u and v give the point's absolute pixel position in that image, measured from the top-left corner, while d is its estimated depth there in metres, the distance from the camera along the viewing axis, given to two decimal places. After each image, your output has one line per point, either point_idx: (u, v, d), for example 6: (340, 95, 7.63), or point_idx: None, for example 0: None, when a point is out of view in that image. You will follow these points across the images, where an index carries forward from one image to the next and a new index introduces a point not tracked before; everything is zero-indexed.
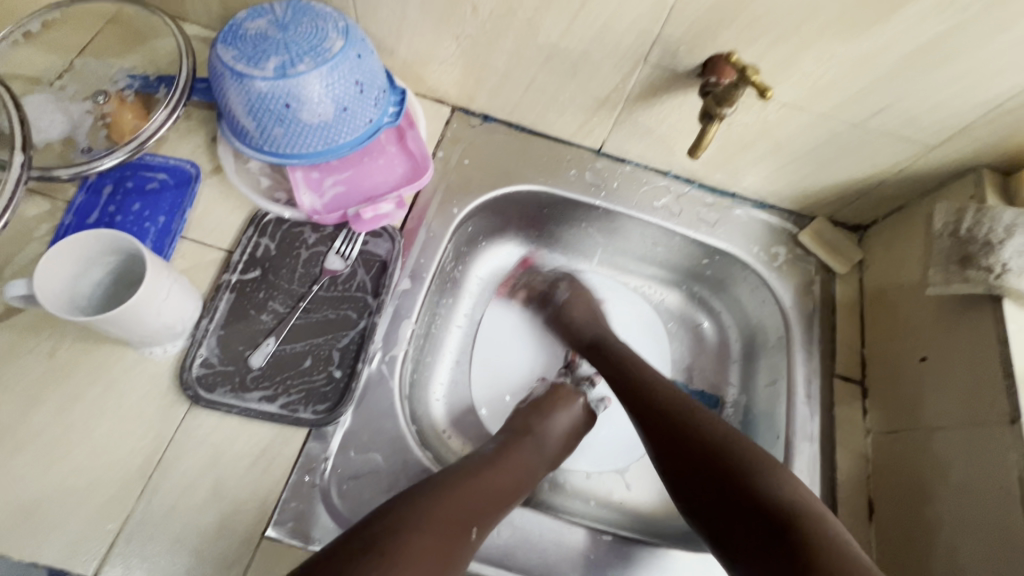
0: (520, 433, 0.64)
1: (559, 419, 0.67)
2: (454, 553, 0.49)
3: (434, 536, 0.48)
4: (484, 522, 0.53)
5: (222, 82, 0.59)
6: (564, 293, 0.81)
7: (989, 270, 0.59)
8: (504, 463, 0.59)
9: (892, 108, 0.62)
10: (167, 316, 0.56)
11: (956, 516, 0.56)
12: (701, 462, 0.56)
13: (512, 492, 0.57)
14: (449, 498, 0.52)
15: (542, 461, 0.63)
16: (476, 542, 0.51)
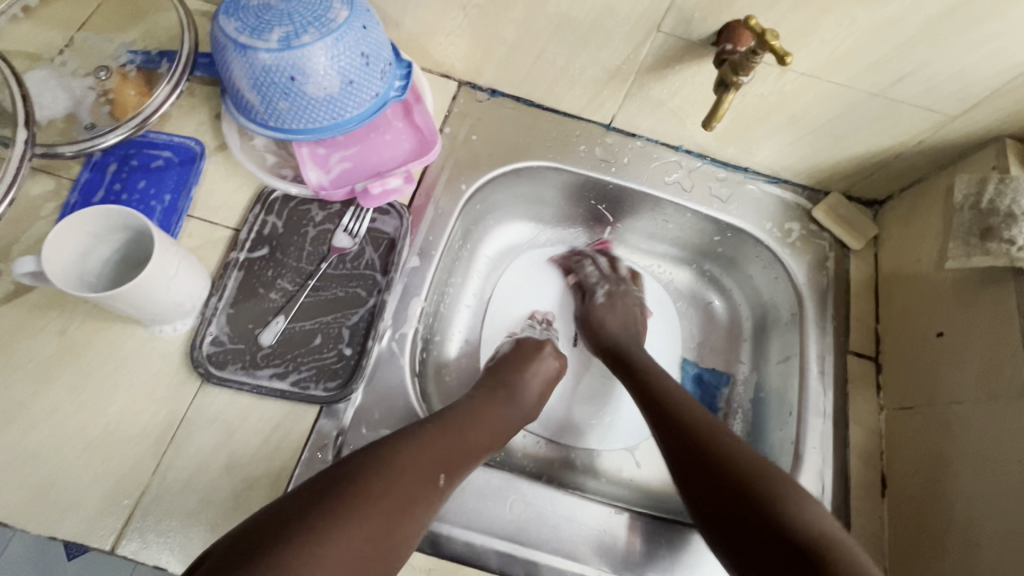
0: (498, 389, 0.64)
1: (534, 372, 0.68)
2: (421, 501, 0.48)
3: (401, 484, 0.47)
4: (452, 471, 0.52)
5: (225, 54, 0.58)
6: (602, 296, 0.80)
7: (1010, 243, 0.57)
8: (484, 418, 0.59)
9: (913, 76, 0.60)
10: (177, 294, 0.56)
11: (972, 490, 0.56)
12: (720, 480, 0.53)
13: (484, 449, 0.57)
14: (417, 446, 0.51)
15: (515, 415, 0.64)
16: (443, 489, 0.51)
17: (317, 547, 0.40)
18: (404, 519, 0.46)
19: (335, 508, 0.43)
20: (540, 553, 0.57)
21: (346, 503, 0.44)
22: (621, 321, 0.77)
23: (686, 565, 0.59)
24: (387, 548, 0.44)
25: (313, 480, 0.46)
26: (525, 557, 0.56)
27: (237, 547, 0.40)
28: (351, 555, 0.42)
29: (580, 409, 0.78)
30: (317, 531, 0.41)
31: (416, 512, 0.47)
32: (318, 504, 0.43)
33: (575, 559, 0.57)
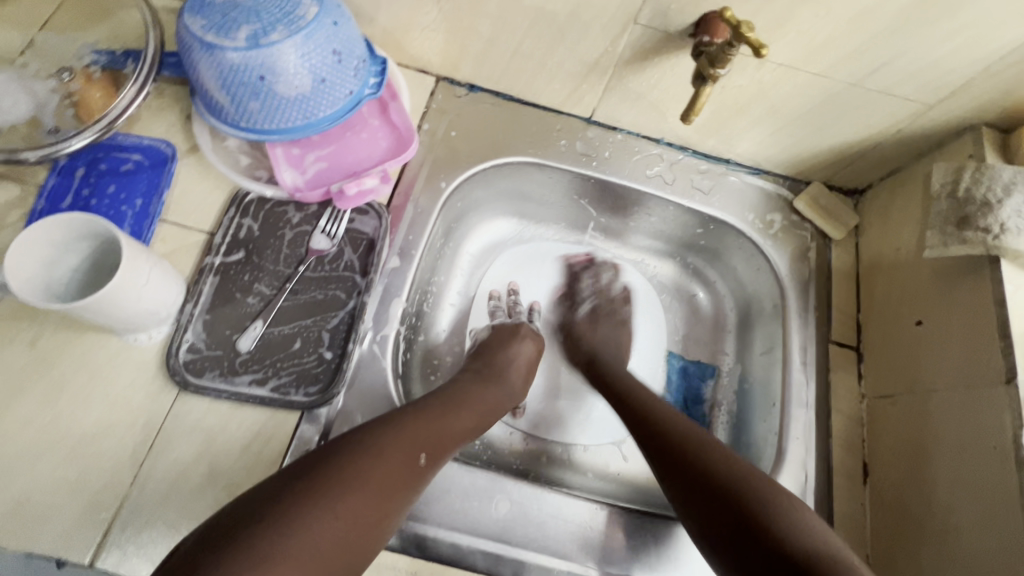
0: (486, 373, 0.64)
1: (517, 353, 0.68)
2: (404, 486, 0.47)
3: (379, 466, 0.46)
4: (435, 453, 0.51)
5: (192, 54, 0.56)
6: (586, 307, 0.82)
7: (986, 231, 0.58)
8: (470, 400, 0.59)
9: (890, 65, 0.60)
10: (149, 301, 0.55)
11: (953, 477, 0.56)
12: (666, 455, 0.57)
13: (471, 432, 0.57)
14: (397, 427, 0.50)
15: (504, 395, 0.63)
16: (425, 470, 0.50)
17: (288, 531, 0.40)
18: (382, 504, 0.45)
19: (304, 491, 0.42)
20: (527, 551, 0.57)
21: (319, 488, 0.43)
22: (603, 337, 0.77)
23: (672, 558, 0.59)
24: (363, 531, 0.44)
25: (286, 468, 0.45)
26: (511, 556, 0.56)
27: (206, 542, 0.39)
28: (325, 537, 0.41)
29: (565, 405, 0.78)
30: (287, 519, 0.40)
31: (396, 495, 0.47)
32: (289, 489, 0.43)
33: (562, 557, 0.57)
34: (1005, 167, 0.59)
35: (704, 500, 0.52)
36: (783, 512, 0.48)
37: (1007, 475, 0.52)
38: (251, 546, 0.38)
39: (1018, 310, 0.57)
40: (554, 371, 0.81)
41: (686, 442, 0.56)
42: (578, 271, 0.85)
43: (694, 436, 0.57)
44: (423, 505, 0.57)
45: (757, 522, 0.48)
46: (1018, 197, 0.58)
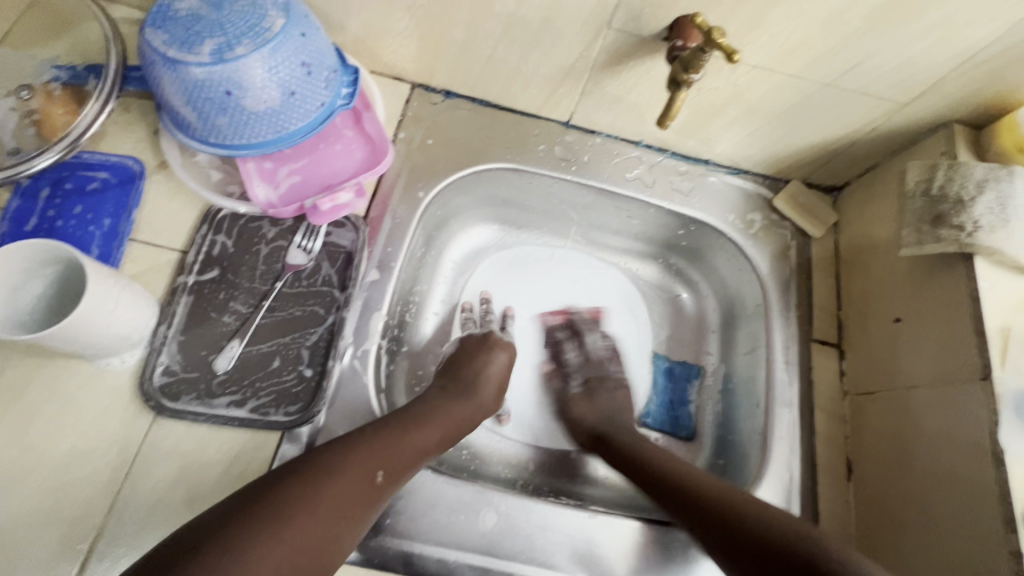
0: (453, 388, 0.64)
1: (486, 364, 0.68)
2: (359, 503, 0.47)
3: (331, 486, 0.46)
4: (394, 470, 0.51)
5: (155, 69, 0.54)
6: (577, 382, 0.77)
7: (960, 228, 0.59)
8: (434, 414, 0.58)
9: (863, 65, 0.60)
10: (120, 325, 0.53)
11: (932, 474, 0.57)
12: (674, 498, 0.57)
13: (435, 447, 0.56)
14: (354, 446, 0.49)
15: (473, 409, 0.63)
16: (382, 486, 0.49)
17: (230, 555, 0.39)
18: (335, 524, 0.45)
19: (251, 514, 0.42)
20: (513, 564, 0.57)
21: (268, 510, 0.42)
22: (602, 409, 0.73)
23: (656, 561, 0.59)
24: (314, 553, 0.43)
25: (239, 492, 0.44)
26: (499, 570, 0.56)
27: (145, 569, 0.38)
28: (270, 559, 0.40)
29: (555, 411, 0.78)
30: (230, 545, 0.39)
31: (348, 513, 0.46)
32: (237, 514, 0.42)
33: (550, 567, 0.57)
34: (976, 164, 0.60)
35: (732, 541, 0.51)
36: (823, 548, 0.46)
37: (984, 470, 0.53)
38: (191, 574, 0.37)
39: (993, 306, 0.57)
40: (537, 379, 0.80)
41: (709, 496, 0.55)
42: (562, 340, 0.82)
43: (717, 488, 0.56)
44: (410, 521, 0.57)
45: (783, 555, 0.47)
46: (989, 194, 0.58)
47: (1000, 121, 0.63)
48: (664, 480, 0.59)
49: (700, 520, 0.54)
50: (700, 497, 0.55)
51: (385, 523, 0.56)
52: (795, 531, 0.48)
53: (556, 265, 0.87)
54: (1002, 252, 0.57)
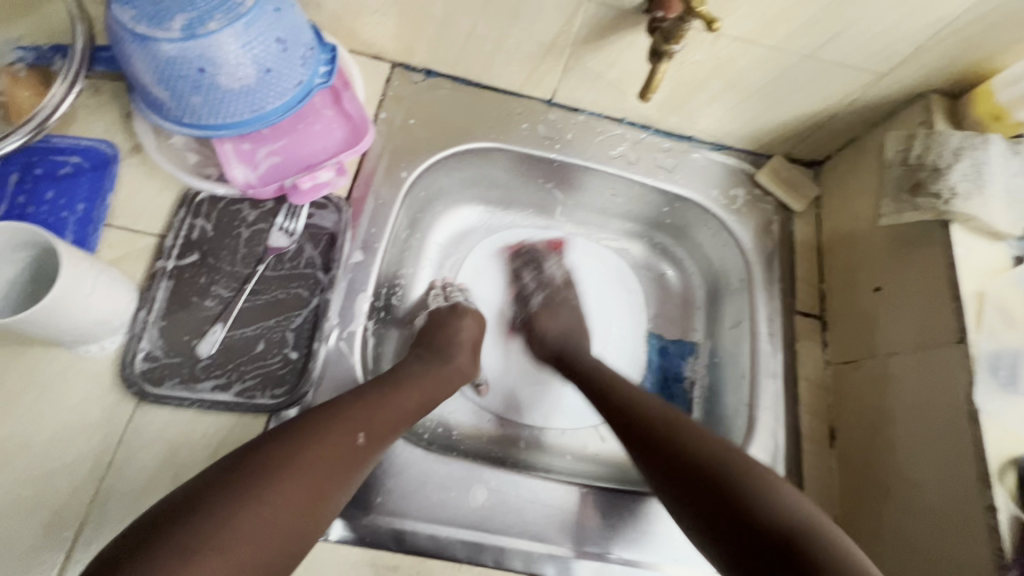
0: (428, 354, 0.64)
1: (460, 330, 0.69)
2: (343, 467, 0.47)
3: (311, 448, 0.45)
4: (375, 433, 0.50)
5: (124, 46, 0.53)
6: (539, 300, 0.81)
7: (937, 196, 0.60)
8: (411, 380, 0.58)
9: (842, 35, 0.60)
10: (98, 311, 0.52)
11: (914, 436, 0.58)
12: (679, 472, 0.51)
13: (414, 410, 0.55)
14: (333, 410, 0.49)
15: (448, 374, 0.63)
16: (363, 448, 0.49)
17: (215, 517, 0.39)
18: (317, 485, 0.44)
19: (234, 479, 0.41)
20: (506, 537, 0.57)
21: (248, 478, 0.42)
22: (559, 323, 0.77)
23: (644, 530, 0.60)
24: (296, 517, 0.42)
25: (223, 458, 0.44)
26: (492, 544, 0.57)
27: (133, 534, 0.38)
28: (255, 520, 0.40)
29: (549, 390, 0.79)
30: (214, 509, 0.39)
31: (333, 475, 0.45)
32: (217, 483, 0.41)
33: (541, 540, 0.58)
34: (952, 133, 0.61)
35: (738, 528, 0.46)
36: (837, 550, 0.43)
37: (961, 429, 0.54)
38: (177, 540, 0.37)
39: (968, 271, 0.58)
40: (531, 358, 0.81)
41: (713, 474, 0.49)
42: (523, 270, 0.84)
43: (725, 465, 0.50)
44: (401, 500, 0.57)
45: (796, 549, 0.43)
46: (965, 161, 0.59)
47: (976, 90, 0.64)
48: (644, 423, 0.57)
49: (688, 491, 0.50)
50: (700, 464, 0.50)
51: (375, 502, 0.56)
52: (802, 524, 0.45)
53: (501, 281, 0.85)
54: (977, 219, 0.59)
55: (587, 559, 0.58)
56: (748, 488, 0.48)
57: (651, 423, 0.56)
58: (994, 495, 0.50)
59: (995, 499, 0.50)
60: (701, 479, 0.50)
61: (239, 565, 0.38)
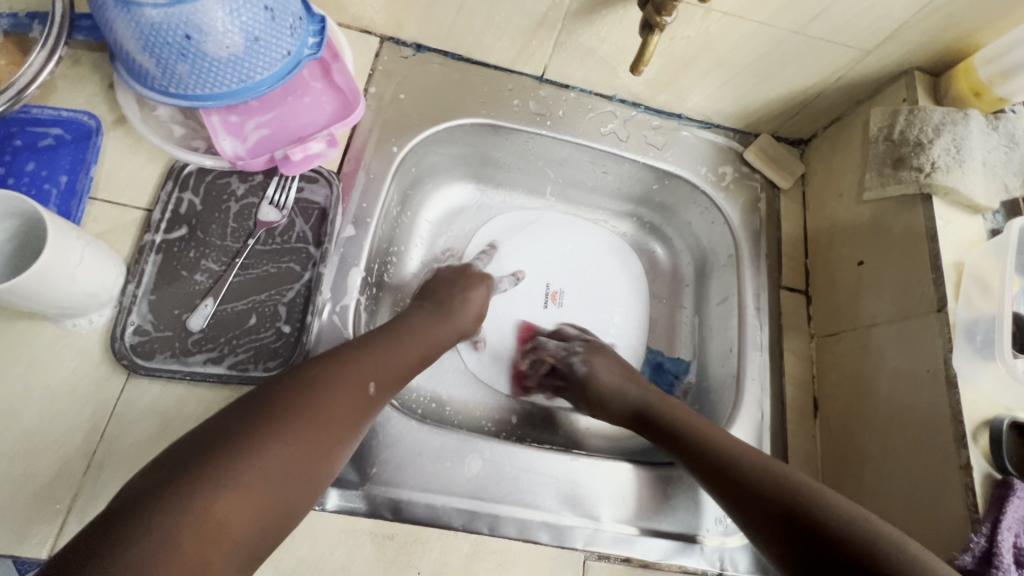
0: (430, 307, 0.65)
1: (470, 299, 0.69)
2: (356, 413, 0.48)
3: (325, 393, 0.47)
4: (383, 383, 0.52)
5: (105, 12, 0.51)
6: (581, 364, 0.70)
7: (919, 170, 0.61)
8: (414, 332, 0.60)
9: (829, 11, 0.61)
10: (86, 282, 0.51)
11: (891, 402, 0.60)
12: (783, 521, 0.47)
13: (417, 363, 0.57)
14: (343, 360, 0.50)
15: (448, 332, 0.64)
16: (374, 398, 0.50)
17: (242, 460, 0.39)
18: (331, 432, 0.45)
19: (256, 418, 0.42)
20: (501, 506, 0.58)
21: (267, 417, 0.43)
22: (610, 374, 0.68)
23: (639, 501, 0.61)
24: (316, 457, 0.44)
25: (236, 402, 0.44)
26: (487, 512, 0.58)
27: (152, 470, 0.38)
28: (278, 464, 0.41)
29: None
30: (237, 446, 0.40)
31: (346, 420, 0.47)
32: (235, 424, 0.42)
33: (536, 508, 0.59)
34: (935, 109, 0.63)
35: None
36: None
37: (939, 395, 0.55)
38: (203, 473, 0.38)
39: (948, 242, 0.60)
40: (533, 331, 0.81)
41: (764, 487, 0.50)
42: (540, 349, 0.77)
43: (781, 480, 0.50)
44: (395, 470, 0.57)
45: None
46: (946, 136, 0.61)
47: (958, 66, 0.66)
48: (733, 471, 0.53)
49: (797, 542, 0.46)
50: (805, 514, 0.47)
51: (371, 473, 0.57)
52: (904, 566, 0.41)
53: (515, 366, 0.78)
54: (958, 192, 0.60)
55: (582, 527, 0.59)
56: (802, 498, 0.48)
57: (703, 442, 0.56)
58: (969, 455, 0.52)
59: (970, 458, 0.52)
60: (760, 497, 0.50)
61: (261, 507, 0.39)
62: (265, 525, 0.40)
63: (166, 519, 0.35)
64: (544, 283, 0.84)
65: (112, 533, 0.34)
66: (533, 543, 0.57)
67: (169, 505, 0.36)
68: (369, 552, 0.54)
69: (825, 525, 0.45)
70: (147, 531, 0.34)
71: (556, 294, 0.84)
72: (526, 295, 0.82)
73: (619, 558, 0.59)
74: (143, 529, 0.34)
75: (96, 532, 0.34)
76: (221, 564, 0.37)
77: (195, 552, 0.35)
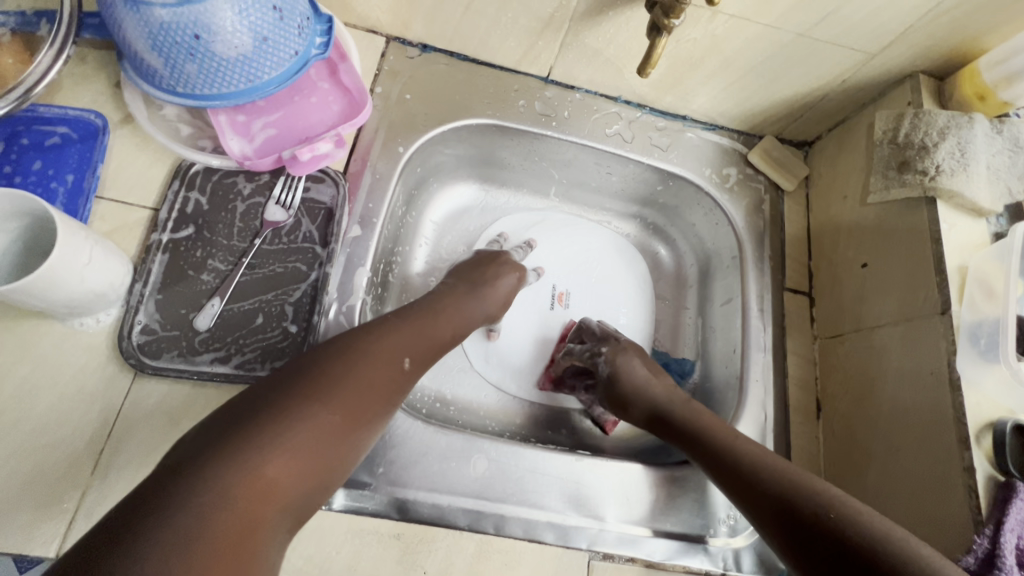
0: (463, 284, 0.67)
1: (499, 280, 0.70)
2: (391, 385, 0.51)
3: (362, 364, 0.50)
4: (417, 359, 0.55)
5: (114, 11, 0.51)
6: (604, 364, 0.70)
7: (924, 173, 0.62)
8: (445, 308, 0.62)
9: (835, 14, 0.61)
10: (95, 281, 0.52)
11: (894, 404, 0.60)
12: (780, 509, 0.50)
13: (448, 341, 0.60)
14: (381, 336, 0.53)
15: (478, 310, 0.66)
16: (408, 371, 0.54)
17: (283, 425, 0.43)
18: (369, 403, 0.49)
19: (298, 387, 0.46)
20: (506, 506, 0.58)
21: (309, 384, 0.46)
22: (632, 373, 0.67)
23: (644, 498, 0.62)
24: (354, 423, 0.47)
25: (277, 372, 0.48)
26: (493, 512, 0.58)
27: (207, 428, 0.42)
28: (321, 430, 0.45)
29: None
30: (279, 411, 0.44)
31: (381, 392, 0.50)
32: (283, 387, 0.46)
33: (541, 508, 0.59)
34: (939, 112, 0.63)
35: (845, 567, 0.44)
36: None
37: (942, 397, 0.55)
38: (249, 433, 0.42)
39: (952, 246, 0.60)
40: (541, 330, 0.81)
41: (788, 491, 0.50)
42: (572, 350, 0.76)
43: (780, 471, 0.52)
44: (401, 470, 0.58)
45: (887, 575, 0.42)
46: (951, 140, 0.61)
47: (963, 70, 0.66)
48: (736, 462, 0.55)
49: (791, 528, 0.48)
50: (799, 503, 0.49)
51: (378, 472, 0.57)
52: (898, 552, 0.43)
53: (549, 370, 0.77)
54: (962, 195, 0.60)
55: (586, 528, 0.59)
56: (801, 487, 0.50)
57: (707, 435, 0.58)
58: (972, 458, 0.52)
59: (973, 461, 0.52)
60: (757, 485, 0.52)
61: (307, 468, 0.43)
62: (308, 486, 0.44)
63: (214, 472, 0.39)
64: (551, 285, 0.84)
65: (169, 481, 0.38)
66: (538, 543, 0.57)
67: (226, 460, 0.40)
68: (375, 552, 0.54)
69: (851, 531, 0.45)
70: (208, 483, 0.38)
71: (563, 295, 0.84)
72: (535, 295, 0.83)
73: (623, 558, 0.59)
74: (204, 481, 0.38)
75: (157, 482, 0.38)
76: (272, 518, 0.41)
77: (250, 505, 0.39)
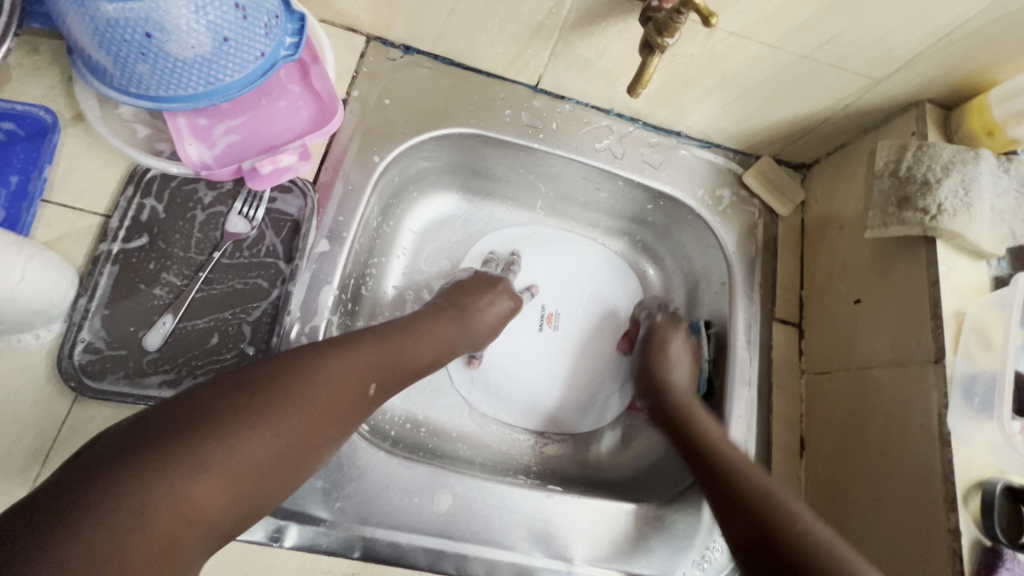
0: (447, 309, 0.63)
1: (489, 304, 0.67)
2: (353, 410, 0.47)
3: (325, 384, 0.46)
4: (385, 383, 0.51)
5: (57, 2, 0.47)
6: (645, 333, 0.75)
7: (924, 212, 0.58)
8: (422, 330, 0.58)
9: (841, 38, 0.57)
10: (29, 299, 0.47)
11: (879, 451, 0.58)
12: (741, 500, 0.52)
13: (422, 367, 0.57)
14: (352, 353, 0.49)
15: (462, 331, 0.63)
16: (373, 397, 0.50)
17: (222, 439, 0.39)
18: (323, 428, 0.45)
19: (249, 401, 0.41)
20: (466, 545, 0.55)
21: (264, 398, 0.42)
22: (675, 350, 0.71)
23: (608, 538, 0.59)
24: (304, 447, 0.43)
25: (228, 375, 0.43)
26: (454, 552, 0.55)
27: (138, 426, 0.38)
28: (265, 453, 0.41)
29: (535, 386, 0.77)
30: (219, 425, 0.39)
31: (342, 416, 0.46)
32: (235, 397, 0.41)
33: (505, 548, 0.56)
34: (944, 146, 0.60)
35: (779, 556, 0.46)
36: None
37: (931, 452, 0.53)
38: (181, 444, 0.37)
39: (949, 289, 0.57)
40: (538, 354, 0.79)
41: (772, 512, 0.49)
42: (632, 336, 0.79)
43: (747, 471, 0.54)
44: (360, 505, 0.55)
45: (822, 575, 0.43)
46: (955, 177, 0.58)
47: (973, 102, 0.62)
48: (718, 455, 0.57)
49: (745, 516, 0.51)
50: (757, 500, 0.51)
51: (335, 507, 0.54)
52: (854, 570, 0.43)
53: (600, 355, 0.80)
54: (963, 237, 0.57)
55: (552, 571, 0.57)
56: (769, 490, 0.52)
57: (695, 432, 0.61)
58: (958, 520, 0.50)
59: (959, 522, 0.49)
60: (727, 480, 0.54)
61: (240, 493, 0.39)
62: (239, 512, 0.40)
63: (131, 482, 0.34)
64: (540, 305, 0.81)
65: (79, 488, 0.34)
66: None
67: (153, 476, 0.35)
68: None
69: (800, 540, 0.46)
70: (127, 501, 0.34)
71: (552, 316, 0.81)
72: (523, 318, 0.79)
73: None
74: (122, 491, 0.34)
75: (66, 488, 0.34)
76: (194, 543, 0.37)
77: (166, 530, 0.35)
